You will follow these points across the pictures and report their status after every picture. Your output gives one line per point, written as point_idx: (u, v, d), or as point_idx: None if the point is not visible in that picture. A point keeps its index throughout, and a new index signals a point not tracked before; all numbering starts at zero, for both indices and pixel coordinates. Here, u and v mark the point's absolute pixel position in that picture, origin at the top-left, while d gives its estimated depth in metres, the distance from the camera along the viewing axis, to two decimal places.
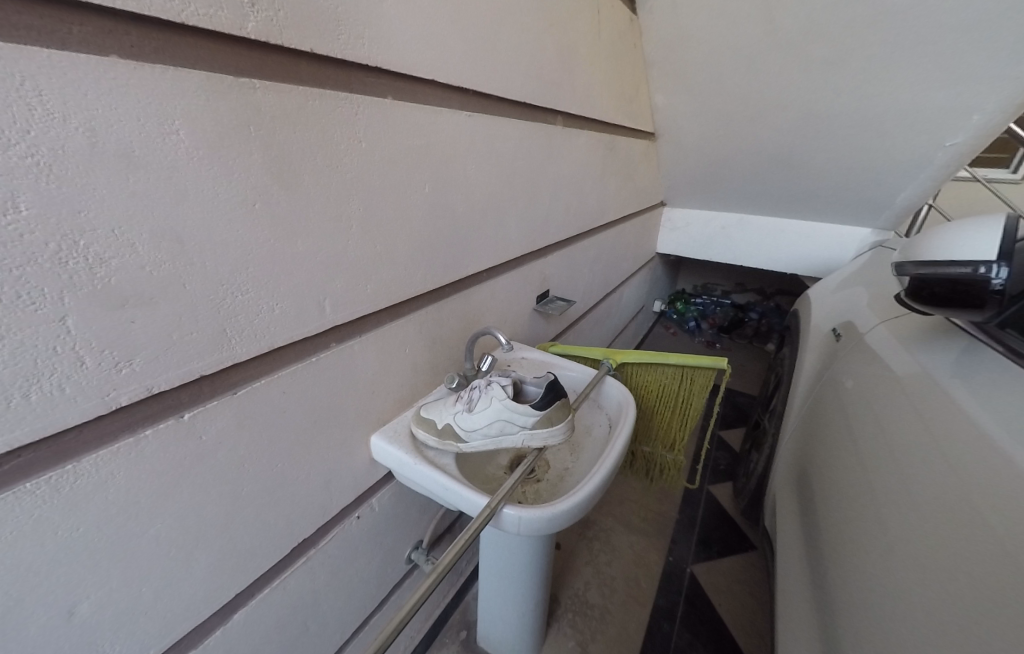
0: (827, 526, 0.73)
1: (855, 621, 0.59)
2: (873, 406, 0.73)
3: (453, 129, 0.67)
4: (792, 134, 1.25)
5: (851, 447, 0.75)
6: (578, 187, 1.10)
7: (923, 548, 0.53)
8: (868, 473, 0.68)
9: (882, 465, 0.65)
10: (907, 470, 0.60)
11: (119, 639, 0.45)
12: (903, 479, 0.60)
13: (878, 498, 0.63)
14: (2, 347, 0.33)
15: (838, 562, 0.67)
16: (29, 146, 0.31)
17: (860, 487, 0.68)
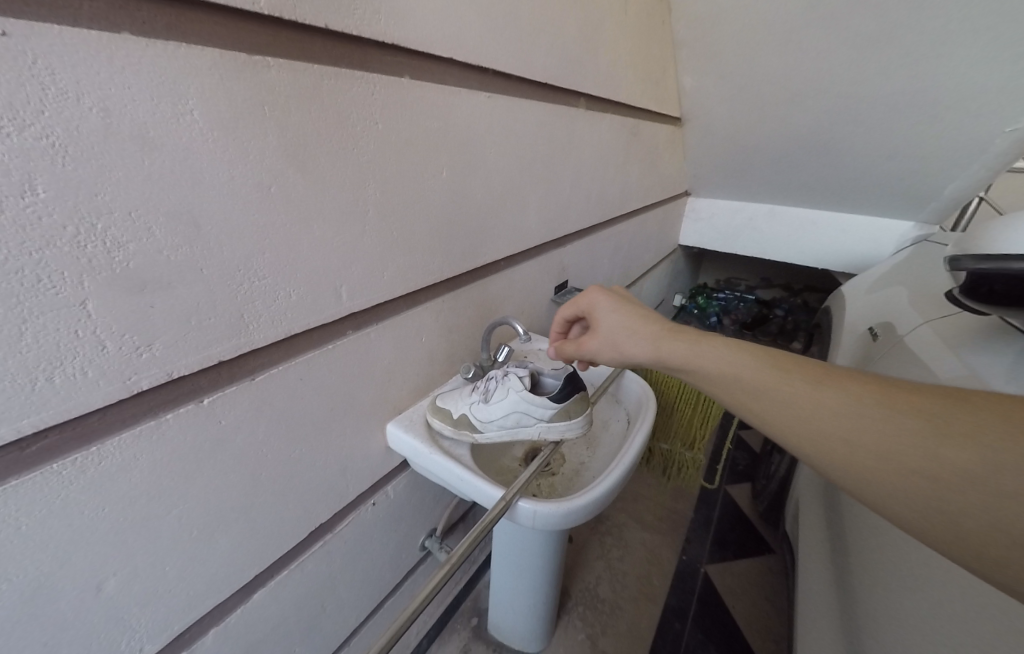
0: (859, 526, 0.73)
1: (892, 623, 0.58)
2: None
3: (471, 110, 0.65)
4: (829, 118, 1.19)
5: None
6: (599, 174, 1.07)
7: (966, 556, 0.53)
8: None
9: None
10: None
11: (145, 616, 0.46)
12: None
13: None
14: (25, 331, 0.33)
15: (872, 564, 0.67)
16: (43, 126, 0.30)
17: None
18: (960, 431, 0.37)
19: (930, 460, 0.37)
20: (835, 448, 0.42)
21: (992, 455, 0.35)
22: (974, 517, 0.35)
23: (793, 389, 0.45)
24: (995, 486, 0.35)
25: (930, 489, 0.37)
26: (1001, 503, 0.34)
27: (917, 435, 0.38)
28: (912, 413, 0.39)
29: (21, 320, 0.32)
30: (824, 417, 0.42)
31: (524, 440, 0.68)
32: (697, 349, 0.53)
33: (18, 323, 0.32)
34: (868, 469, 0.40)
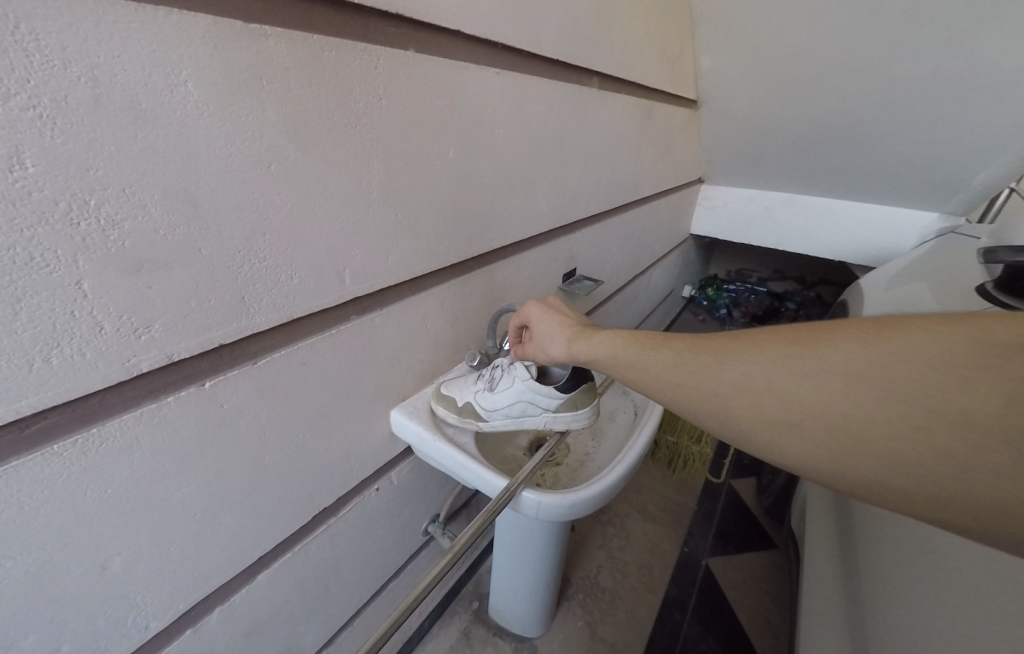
0: (868, 536, 0.73)
1: (895, 631, 0.58)
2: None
3: (479, 87, 0.63)
4: (853, 102, 1.15)
5: None
6: (611, 158, 1.04)
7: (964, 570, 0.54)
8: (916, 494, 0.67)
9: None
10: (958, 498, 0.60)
11: (148, 597, 0.46)
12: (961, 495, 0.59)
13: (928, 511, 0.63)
14: (19, 311, 0.32)
15: (879, 578, 0.66)
16: (29, 97, 0.29)
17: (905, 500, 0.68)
18: (773, 369, 0.38)
19: (771, 406, 0.38)
20: (714, 422, 0.42)
21: (805, 382, 0.37)
22: (850, 452, 0.35)
23: (653, 373, 0.46)
24: (826, 411, 0.36)
25: (797, 439, 0.37)
26: (843, 425, 0.35)
27: (748, 389, 0.39)
28: (734, 364, 0.40)
29: (15, 300, 0.31)
30: (685, 394, 0.43)
31: (529, 429, 0.67)
32: (592, 349, 0.54)
33: (12, 302, 0.31)
34: (748, 435, 0.40)
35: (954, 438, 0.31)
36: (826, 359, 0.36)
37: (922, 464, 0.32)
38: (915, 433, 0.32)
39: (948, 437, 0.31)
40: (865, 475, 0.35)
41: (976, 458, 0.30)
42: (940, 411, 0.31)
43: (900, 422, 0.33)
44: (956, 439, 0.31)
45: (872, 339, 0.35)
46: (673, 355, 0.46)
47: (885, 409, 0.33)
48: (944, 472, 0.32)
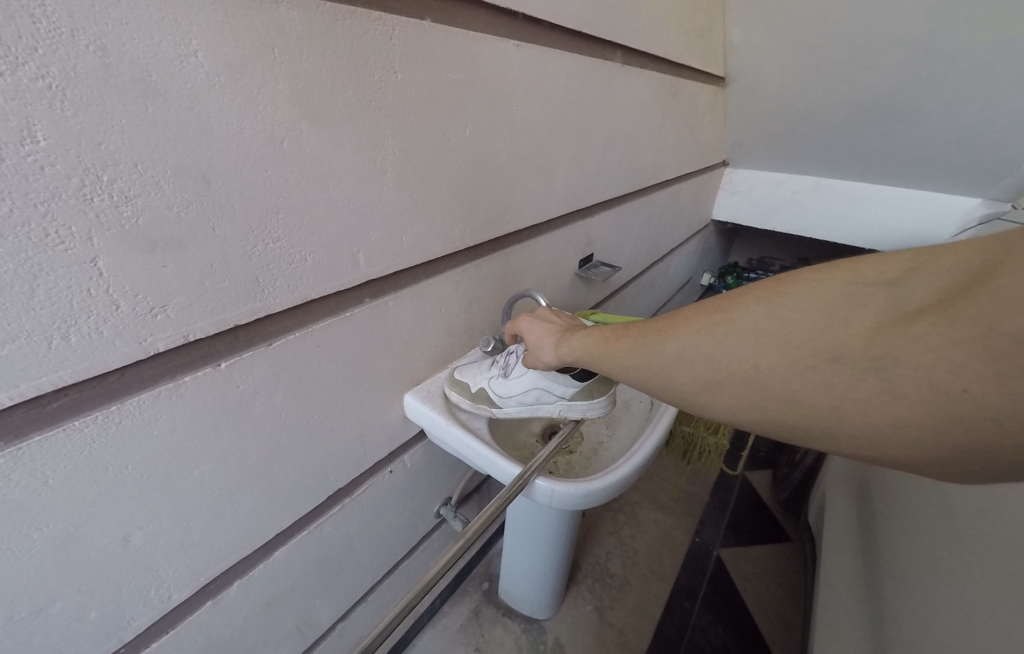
0: (889, 549, 0.73)
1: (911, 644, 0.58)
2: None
3: (498, 61, 0.60)
4: (892, 78, 1.09)
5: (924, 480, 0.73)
6: (633, 139, 1.01)
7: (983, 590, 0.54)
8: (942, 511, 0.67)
9: (959, 492, 0.65)
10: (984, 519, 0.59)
11: (169, 571, 0.47)
12: (992, 509, 0.59)
13: (959, 526, 0.62)
14: (37, 288, 0.32)
15: (901, 592, 0.66)
16: (38, 66, 0.28)
17: (936, 515, 0.67)
18: (698, 337, 0.40)
19: (699, 370, 0.40)
20: (661, 393, 0.43)
21: (720, 343, 0.38)
22: (764, 402, 0.36)
23: (617, 362, 0.48)
24: (740, 367, 0.37)
25: (726, 398, 0.38)
26: (754, 378, 0.36)
27: (683, 359, 0.41)
28: (672, 338, 0.42)
29: (31, 277, 0.31)
30: (638, 372, 0.45)
31: (543, 417, 0.66)
32: (575, 351, 0.54)
33: (29, 279, 0.31)
34: (687, 401, 0.41)
35: (840, 374, 0.32)
36: (737, 319, 0.38)
37: (820, 402, 0.33)
38: (808, 373, 0.34)
39: (833, 373, 0.32)
40: (780, 423, 0.36)
41: (858, 388, 0.31)
42: (824, 349, 0.33)
43: (797, 366, 0.34)
44: (841, 372, 0.32)
45: (769, 295, 0.37)
46: (628, 341, 0.47)
47: (784, 356, 0.35)
48: (840, 409, 0.32)
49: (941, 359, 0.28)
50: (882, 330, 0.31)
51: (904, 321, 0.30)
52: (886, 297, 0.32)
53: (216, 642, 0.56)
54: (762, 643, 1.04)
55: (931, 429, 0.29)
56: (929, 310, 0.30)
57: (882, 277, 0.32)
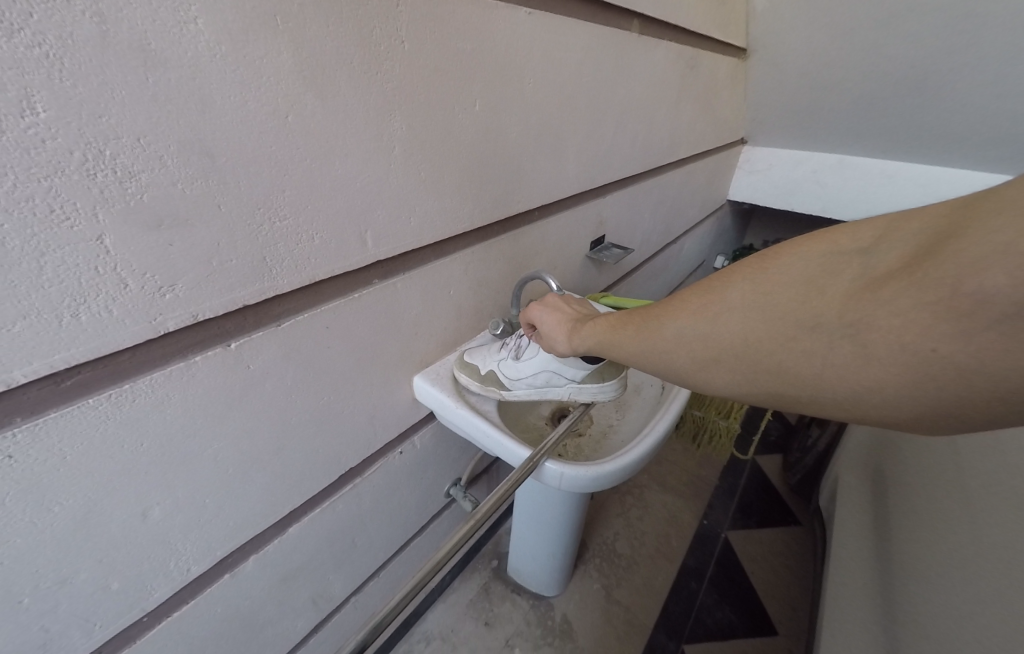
0: (900, 537, 0.72)
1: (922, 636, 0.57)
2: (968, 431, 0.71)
3: (509, 31, 0.58)
4: (924, 48, 1.03)
5: (938, 469, 0.72)
6: (649, 115, 0.98)
7: (999, 584, 0.52)
8: (956, 502, 0.65)
9: (978, 485, 0.63)
10: (1001, 512, 0.58)
11: (188, 546, 0.47)
12: (1011, 502, 0.57)
13: (974, 519, 0.61)
14: (44, 265, 0.31)
15: (910, 581, 0.65)
16: (34, 33, 0.28)
17: (952, 510, 0.65)
18: (693, 317, 0.41)
19: (696, 349, 0.41)
20: (663, 374, 0.44)
21: (713, 322, 0.39)
22: (755, 375, 0.37)
23: (622, 350, 0.48)
24: (733, 343, 0.38)
25: (722, 374, 0.39)
26: (746, 353, 0.37)
27: (682, 339, 0.42)
28: (671, 321, 0.43)
29: (38, 253, 0.31)
30: (640, 355, 0.46)
31: (553, 400, 0.66)
32: (585, 341, 0.54)
33: (36, 255, 0.31)
34: (689, 380, 0.42)
35: (819, 342, 0.33)
36: (728, 297, 0.39)
37: (805, 370, 0.34)
38: (792, 344, 0.34)
39: (814, 342, 0.33)
40: (771, 393, 0.37)
41: (835, 354, 0.32)
42: (803, 319, 0.34)
43: (782, 336, 0.35)
44: (820, 339, 0.33)
45: (756, 273, 0.38)
46: (629, 325, 0.47)
47: (770, 330, 0.35)
48: (823, 375, 0.33)
49: (908, 320, 0.29)
50: (855, 295, 0.32)
51: (873, 287, 0.31)
52: (860, 265, 0.33)
53: (233, 614, 0.57)
54: (769, 625, 1.04)
55: (905, 389, 0.30)
56: (896, 274, 0.30)
57: (857, 245, 0.33)
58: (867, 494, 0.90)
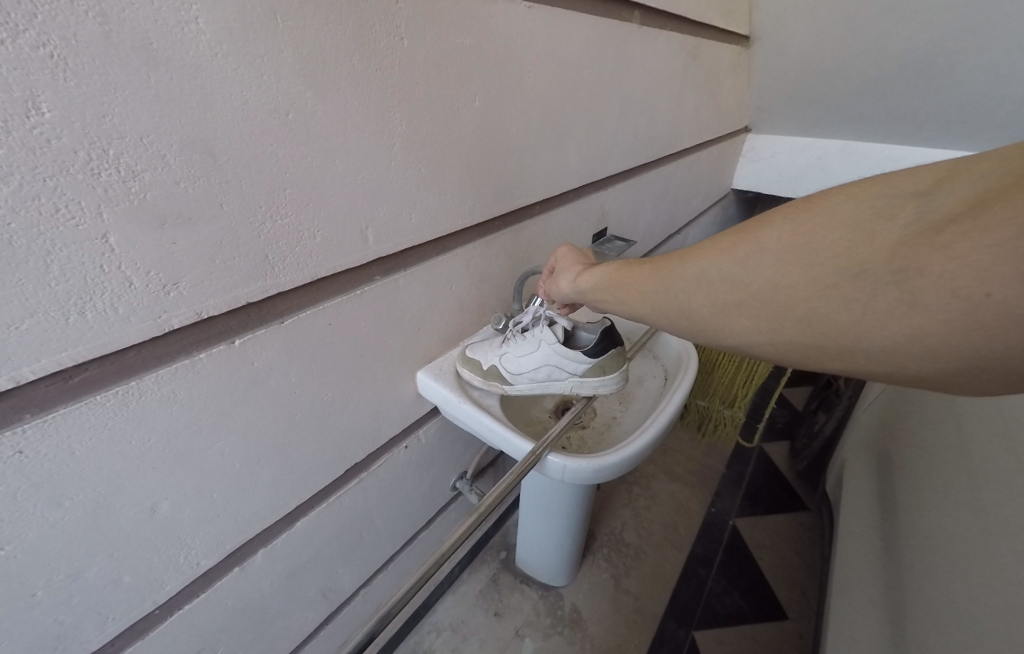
0: (906, 517, 0.72)
1: (933, 617, 0.57)
2: (980, 417, 0.69)
3: (509, 23, 0.58)
4: (932, 33, 1.02)
5: (943, 448, 0.72)
6: (650, 106, 0.97)
7: (1007, 561, 0.52)
8: (961, 480, 0.65)
9: (984, 463, 0.63)
10: (1007, 489, 0.58)
11: (198, 538, 0.48)
12: (1019, 479, 0.57)
13: (980, 496, 0.61)
14: (51, 263, 0.32)
15: (916, 559, 0.65)
16: (38, 34, 0.28)
17: (961, 499, 0.63)
18: (720, 258, 0.40)
19: (720, 292, 0.39)
20: (677, 318, 0.44)
21: (744, 264, 0.38)
22: (784, 323, 0.36)
23: (633, 287, 0.48)
24: (761, 286, 0.37)
25: (743, 319, 0.38)
26: (776, 298, 0.36)
27: (705, 281, 0.41)
28: (695, 263, 0.42)
29: (45, 253, 0.31)
30: (656, 298, 0.45)
31: (555, 394, 0.66)
32: (592, 280, 0.55)
33: (43, 254, 0.31)
34: (703, 325, 0.41)
35: (861, 289, 0.31)
36: (762, 239, 0.37)
37: (842, 319, 0.32)
38: (830, 292, 0.33)
39: (856, 288, 0.32)
40: (795, 342, 0.36)
41: (878, 302, 0.31)
42: (848, 265, 0.32)
43: (819, 284, 0.33)
44: (862, 287, 0.31)
45: (798, 213, 0.36)
46: (648, 266, 0.47)
47: (808, 275, 0.34)
48: (861, 322, 0.32)
49: (967, 264, 0.27)
50: (909, 239, 0.30)
51: (932, 231, 0.29)
52: (915, 209, 0.31)
53: (247, 605, 0.58)
54: (779, 610, 1.04)
55: (951, 338, 0.28)
56: (958, 218, 0.29)
57: (914, 188, 0.32)
58: (872, 478, 0.90)
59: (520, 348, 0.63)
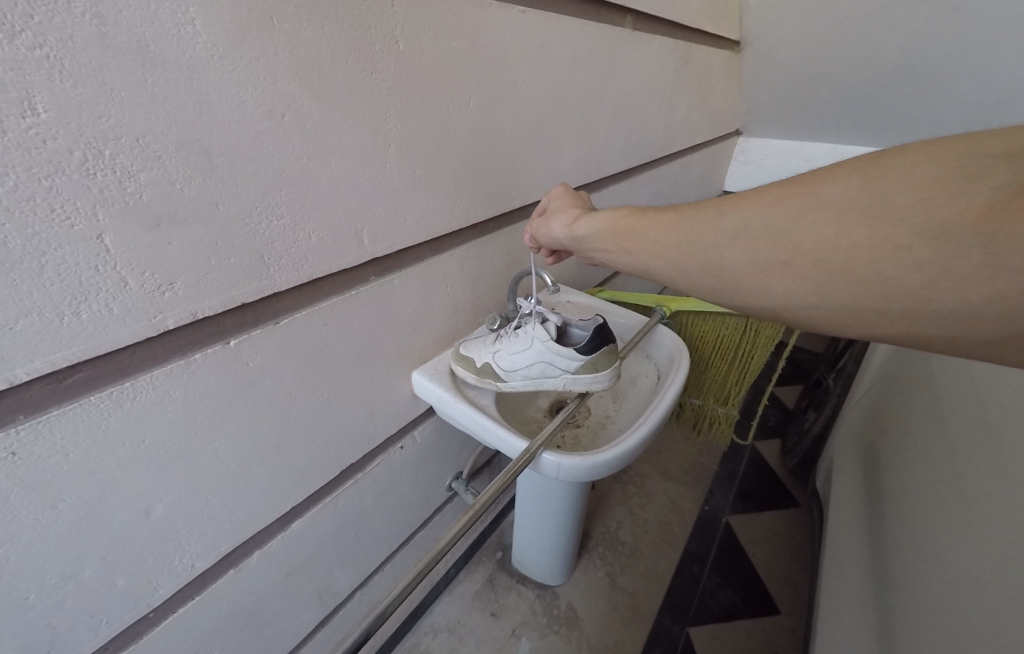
0: (893, 505, 0.74)
1: (922, 600, 0.59)
2: (959, 405, 0.72)
3: (503, 29, 0.58)
4: (916, 37, 1.04)
5: (926, 436, 0.75)
6: (643, 109, 0.98)
7: (986, 539, 0.55)
8: (941, 465, 0.68)
9: (962, 447, 0.66)
10: (982, 469, 0.61)
11: (192, 538, 0.48)
12: (993, 460, 0.60)
13: (959, 479, 0.63)
14: (46, 263, 0.32)
15: (904, 545, 0.67)
16: (35, 35, 0.28)
17: (946, 487, 0.65)
18: (768, 210, 0.37)
19: (764, 249, 0.37)
20: (704, 273, 0.41)
21: (797, 221, 0.35)
22: (837, 284, 0.34)
23: (652, 235, 0.45)
24: (816, 243, 0.34)
25: (788, 279, 0.36)
26: (830, 259, 0.34)
27: (744, 235, 0.38)
28: (736, 213, 0.39)
29: (40, 253, 0.31)
30: (681, 249, 0.42)
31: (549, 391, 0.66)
32: (592, 227, 0.53)
33: (37, 254, 0.31)
34: (734, 281, 0.39)
35: (940, 252, 0.29)
36: (822, 194, 0.34)
37: (905, 282, 0.31)
38: (900, 254, 0.31)
39: (932, 251, 0.30)
40: (847, 306, 0.34)
41: (958, 264, 0.29)
42: (924, 229, 0.30)
43: (887, 245, 0.31)
44: (941, 250, 0.29)
45: (867, 167, 0.33)
46: (669, 214, 0.45)
47: (873, 235, 0.32)
48: (932, 287, 0.30)
49: None
50: (1000, 203, 0.28)
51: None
52: (1006, 171, 0.28)
53: (241, 608, 0.58)
54: (771, 604, 1.06)
55: None
56: None
57: (1005, 149, 0.29)
58: (859, 470, 0.93)
59: (514, 345, 0.64)
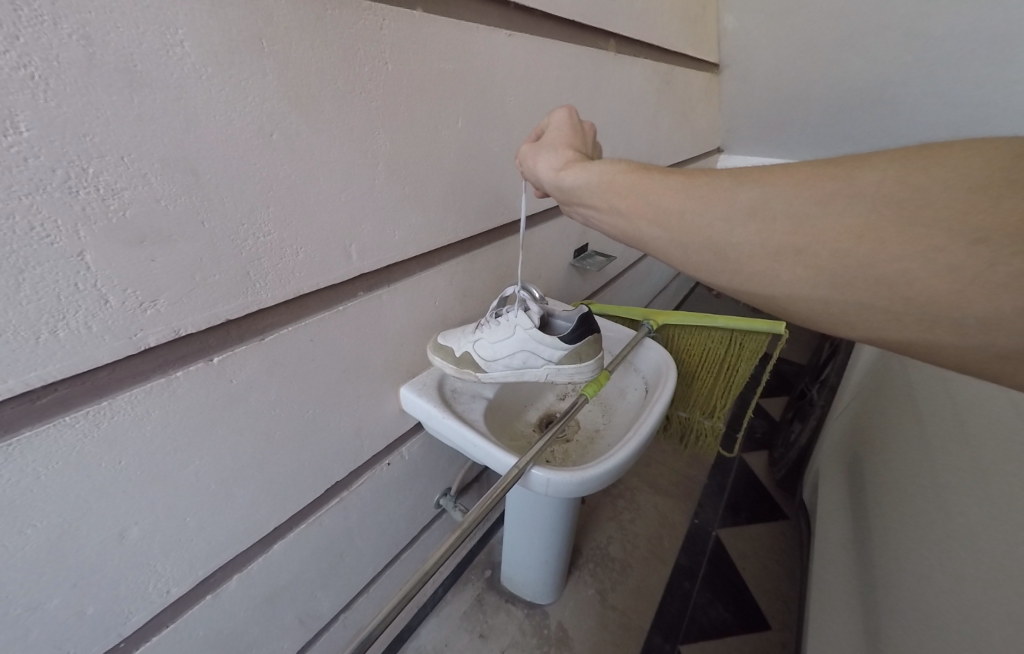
0: (880, 515, 0.75)
1: (910, 609, 0.59)
2: (937, 416, 0.74)
3: (489, 51, 0.60)
4: (886, 61, 1.08)
5: (909, 446, 0.76)
6: (627, 128, 1.01)
7: (970, 546, 0.55)
8: (925, 473, 0.69)
9: (944, 456, 0.67)
10: (963, 475, 0.62)
11: (169, 562, 0.47)
12: (972, 466, 0.61)
13: (943, 487, 0.64)
14: (23, 281, 0.31)
15: (891, 553, 0.67)
16: (20, 55, 0.28)
17: (930, 495, 0.66)
18: (792, 190, 0.36)
19: (781, 235, 0.36)
20: (704, 247, 0.40)
21: (824, 206, 0.34)
22: (855, 281, 0.33)
23: (653, 196, 0.43)
24: (838, 236, 0.33)
25: (799, 267, 0.35)
26: (850, 253, 0.33)
27: (760, 213, 0.37)
28: (756, 188, 0.37)
29: (17, 270, 0.31)
30: (685, 218, 0.41)
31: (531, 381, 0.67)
32: (581, 177, 0.50)
33: (15, 273, 0.31)
34: (740, 263, 0.39)
35: (978, 257, 0.29)
36: (857, 181, 0.33)
37: (936, 286, 0.30)
38: (933, 255, 0.30)
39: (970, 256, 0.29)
40: (868, 304, 0.34)
41: (996, 272, 0.28)
42: (960, 231, 0.29)
43: (920, 245, 0.30)
44: (981, 256, 0.29)
45: (907, 158, 0.32)
46: (680, 177, 0.43)
47: (905, 233, 0.31)
48: (961, 295, 0.30)
49: None
50: None
51: None
52: None
53: (220, 634, 0.56)
54: (762, 620, 1.05)
55: None
56: None
57: None
58: (845, 482, 0.94)
59: (495, 333, 0.63)
